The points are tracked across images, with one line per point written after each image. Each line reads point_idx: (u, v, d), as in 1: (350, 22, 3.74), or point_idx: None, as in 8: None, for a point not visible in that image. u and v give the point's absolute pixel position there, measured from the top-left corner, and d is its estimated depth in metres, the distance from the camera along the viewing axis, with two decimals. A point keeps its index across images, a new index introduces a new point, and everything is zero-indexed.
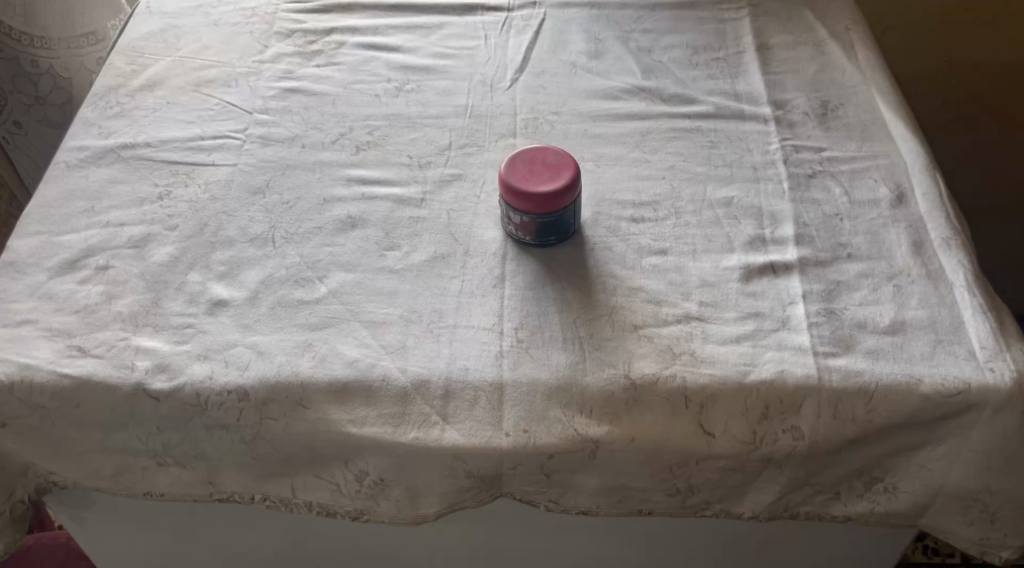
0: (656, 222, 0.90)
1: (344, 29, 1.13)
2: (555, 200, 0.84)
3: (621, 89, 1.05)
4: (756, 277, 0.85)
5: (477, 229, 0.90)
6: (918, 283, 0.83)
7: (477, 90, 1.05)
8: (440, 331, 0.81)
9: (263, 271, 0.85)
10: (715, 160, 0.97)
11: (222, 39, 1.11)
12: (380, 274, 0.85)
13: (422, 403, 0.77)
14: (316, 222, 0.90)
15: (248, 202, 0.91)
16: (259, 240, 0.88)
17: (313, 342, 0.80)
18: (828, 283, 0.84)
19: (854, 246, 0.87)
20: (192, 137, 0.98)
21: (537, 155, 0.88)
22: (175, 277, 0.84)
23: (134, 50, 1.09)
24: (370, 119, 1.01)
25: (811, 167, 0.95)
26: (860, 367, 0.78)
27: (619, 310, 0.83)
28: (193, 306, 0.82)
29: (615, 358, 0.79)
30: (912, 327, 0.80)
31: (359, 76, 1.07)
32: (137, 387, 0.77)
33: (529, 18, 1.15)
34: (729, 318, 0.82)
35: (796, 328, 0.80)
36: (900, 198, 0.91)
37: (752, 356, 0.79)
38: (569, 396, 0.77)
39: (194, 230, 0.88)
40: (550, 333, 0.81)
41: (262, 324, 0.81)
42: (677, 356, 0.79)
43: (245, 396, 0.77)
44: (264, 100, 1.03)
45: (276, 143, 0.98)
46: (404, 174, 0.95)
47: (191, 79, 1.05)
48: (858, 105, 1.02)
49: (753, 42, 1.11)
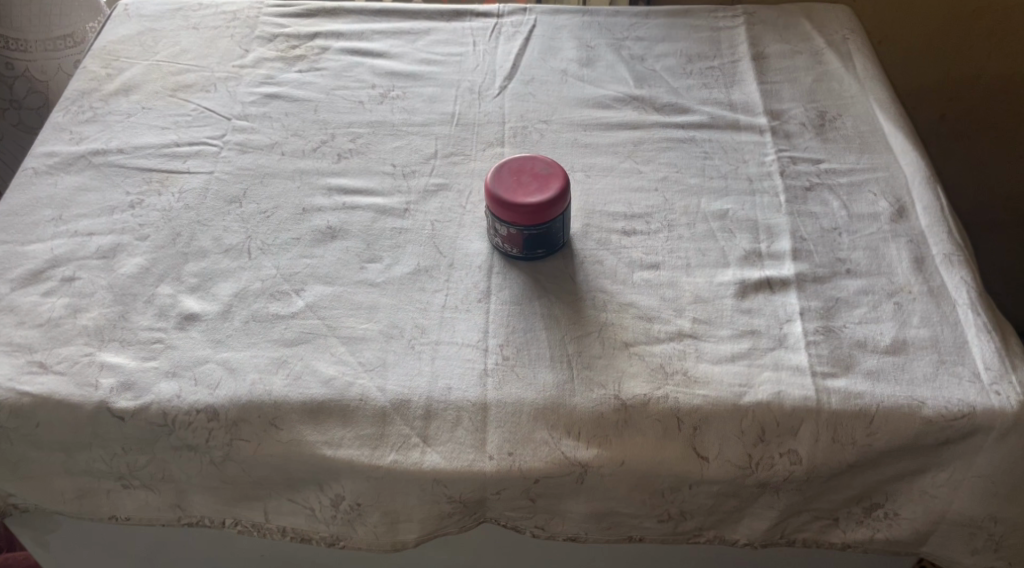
0: (648, 235, 0.87)
1: (328, 34, 1.10)
2: (544, 211, 0.81)
3: (613, 97, 1.02)
4: (751, 293, 0.81)
5: (463, 241, 0.86)
6: (919, 300, 0.80)
7: (464, 97, 1.02)
8: (422, 348, 0.77)
9: (237, 284, 0.81)
10: (709, 171, 0.93)
11: (202, 44, 1.08)
12: (360, 287, 0.82)
13: (402, 424, 0.73)
14: (294, 232, 0.86)
15: (224, 212, 0.88)
16: (234, 251, 0.84)
17: (288, 358, 0.76)
18: (826, 300, 0.81)
19: (853, 261, 0.84)
20: (167, 143, 0.94)
21: (525, 164, 0.84)
22: (144, 290, 0.81)
23: (110, 53, 1.05)
24: (354, 126, 0.98)
25: (809, 180, 0.92)
26: (860, 388, 0.74)
27: (608, 327, 0.79)
28: (163, 320, 0.78)
29: (605, 377, 0.75)
30: (914, 347, 0.77)
31: (343, 82, 1.03)
32: (100, 406, 0.73)
33: (519, 24, 1.12)
34: (724, 336, 0.78)
35: (793, 346, 0.77)
36: (901, 212, 0.88)
37: (747, 376, 0.75)
38: (556, 417, 0.73)
39: (166, 240, 0.85)
40: (536, 351, 0.77)
41: (234, 340, 0.77)
42: (670, 376, 0.75)
43: (215, 415, 0.73)
44: (243, 106, 0.99)
45: (254, 150, 0.94)
46: (387, 183, 0.92)
47: (168, 84, 1.02)
48: (856, 116, 0.99)
49: (749, 51, 1.08)
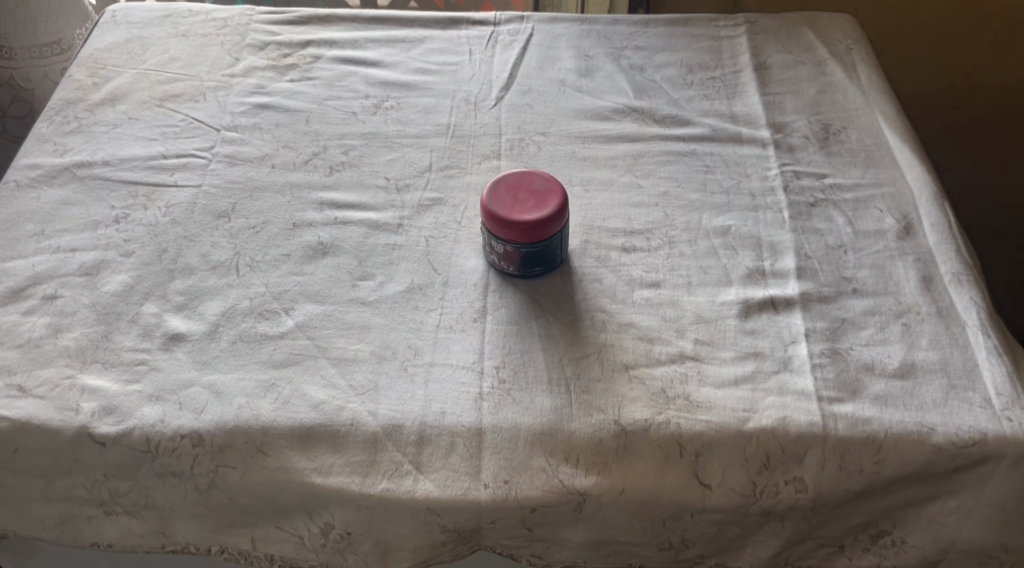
0: (648, 252, 0.85)
1: (320, 42, 1.07)
2: (542, 229, 0.78)
3: (613, 109, 1.00)
4: (755, 314, 0.79)
5: (458, 257, 0.84)
6: (928, 321, 0.78)
7: (460, 108, 0.99)
8: (415, 370, 0.75)
9: (225, 302, 0.79)
10: (711, 186, 0.91)
11: (191, 52, 1.05)
12: (351, 306, 0.79)
13: (394, 450, 0.70)
14: (284, 248, 0.84)
15: (212, 227, 0.85)
16: (222, 268, 0.82)
17: (277, 381, 0.74)
18: (832, 320, 0.79)
19: (860, 280, 0.82)
20: (153, 155, 0.92)
21: (522, 179, 0.81)
22: (128, 308, 0.78)
23: (97, 61, 1.03)
24: (346, 138, 0.95)
25: (813, 196, 0.90)
26: (867, 414, 0.72)
27: (608, 348, 0.77)
28: (147, 341, 0.76)
29: (604, 402, 0.73)
30: (923, 370, 0.75)
31: (335, 92, 1.01)
32: (81, 431, 0.71)
33: (516, 32, 1.10)
34: (727, 358, 0.76)
35: (798, 370, 0.75)
36: (907, 229, 0.86)
37: (751, 400, 0.73)
38: (554, 443, 0.71)
39: (152, 257, 0.82)
40: (533, 373, 0.75)
41: (221, 362, 0.75)
42: (671, 400, 0.73)
43: (200, 441, 0.71)
44: (233, 116, 0.97)
45: (243, 163, 0.92)
46: (381, 197, 0.89)
47: (156, 94, 0.99)
48: (861, 129, 0.96)
49: (751, 61, 1.06)
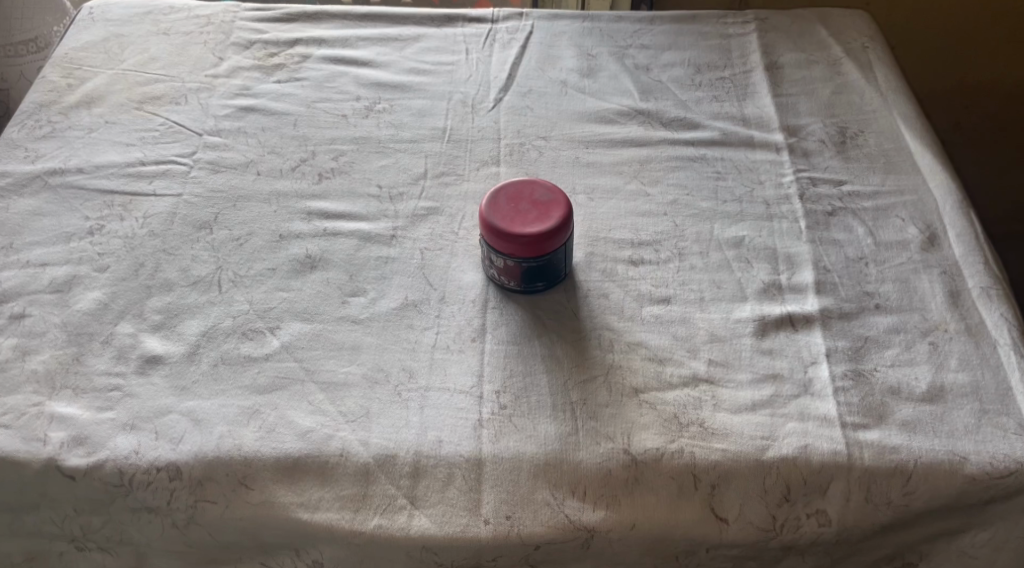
0: (657, 265, 0.80)
1: (309, 41, 1.02)
2: (544, 243, 0.73)
3: (617, 111, 0.94)
4: (772, 332, 0.74)
5: (455, 271, 0.79)
6: (956, 340, 0.73)
7: (457, 110, 0.94)
8: (410, 395, 0.70)
9: (205, 321, 0.74)
10: (723, 194, 0.86)
11: (172, 51, 1.00)
12: (341, 324, 0.74)
13: (387, 483, 0.66)
14: (270, 262, 0.79)
15: (192, 239, 0.80)
16: (203, 283, 0.76)
17: (260, 408, 0.68)
18: (854, 339, 0.74)
19: (882, 295, 0.77)
20: (131, 162, 0.86)
21: (523, 189, 0.75)
22: (102, 328, 0.73)
23: (72, 62, 0.97)
24: (337, 142, 0.90)
25: (831, 204, 0.85)
26: (895, 442, 0.67)
27: (616, 370, 0.72)
28: (121, 364, 0.70)
29: (613, 429, 0.68)
30: (952, 394, 0.70)
31: (325, 94, 0.96)
32: (49, 463, 0.65)
33: (514, 30, 1.05)
34: (743, 381, 0.71)
35: (820, 394, 0.70)
36: (932, 240, 0.81)
37: (770, 427, 0.68)
38: (559, 474, 0.66)
39: (128, 272, 0.77)
40: (536, 398, 0.70)
41: (201, 387, 0.69)
42: (684, 427, 0.68)
43: (177, 474, 0.66)
44: (216, 120, 0.92)
45: (227, 170, 0.86)
46: (373, 206, 0.84)
47: (135, 96, 0.94)
48: (879, 132, 0.92)
49: (762, 59, 1.01)
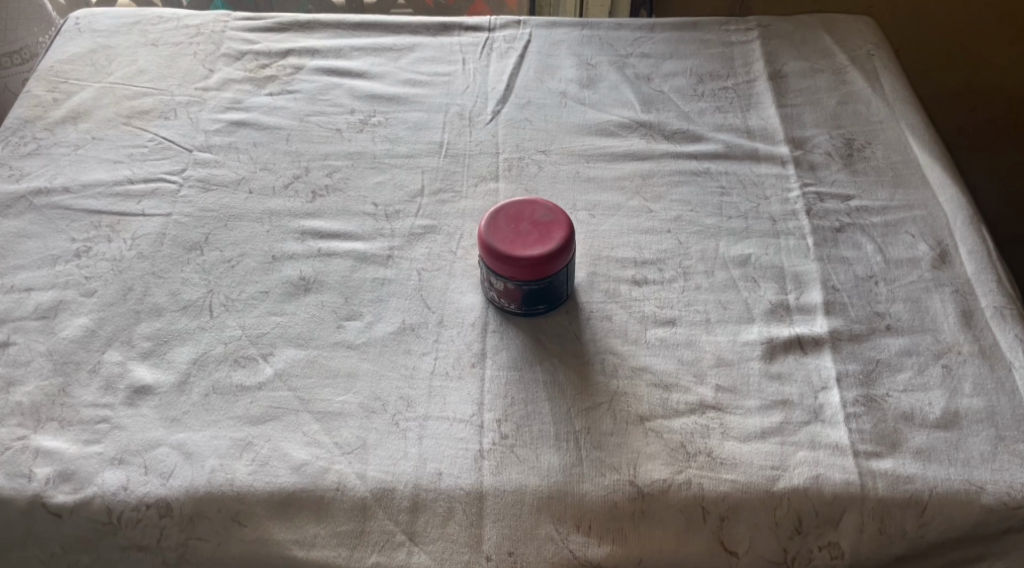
0: (661, 285, 0.78)
1: (302, 51, 1.00)
2: (546, 265, 0.71)
3: (618, 123, 0.92)
4: (781, 355, 0.72)
5: (453, 293, 0.76)
6: (970, 362, 0.71)
7: (454, 123, 0.92)
8: (408, 425, 0.67)
9: (196, 348, 0.71)
10: (728, 210, 0.84)
11: (161, 63, 0.97)
12: (336, 350, 0.72)
13: (385, 518, 0.64)
14: (262, 284, 0.76)
15: (182, 261, 0.77)
16: (194, 308, 0.74)
17: (253, 440, 0.66)
18: (865, 362, 0.72)
19: (893, 315, 0.75)
20: (119, 180, 0.84)
21: (522, 209, 0.73)
22: (89, 357, 0.70)
23: (57, 75, 0.95)
24: (331, 158, 0.88)
25: (839, 220, 0.82)
26: (909, 471, 0.65)
27: (620, 397, 0.70)
28: (109, 395, 0.68)
29: (618, 459, 0.66)
30: (967, 420, 0.68)
31: (318, 107, 0.93)
32: (34, 501, 0.63)
33: (512, 39, 1.02)
34: (752, 408, 0.69)
35: (831, 421, 0.68)
36: (943, 257, 0.79)
37: (780, 456, 0.66)
38: (563, 508, 0.64)
39: (116, 296, 0.74)
40: (538, 427, 0.67)
41: (191, 418, 0.67)
42: (692, 457, 0.66)
43: (168, 510, 0.63)
44: (207, 135, 0.89)
45: (217, 188, 0.84)
46: (368, 225, 0.81)
47: (123, 110, 0.91)
48: (887, 144, 0.89)
49: (766, 68, 0.99)
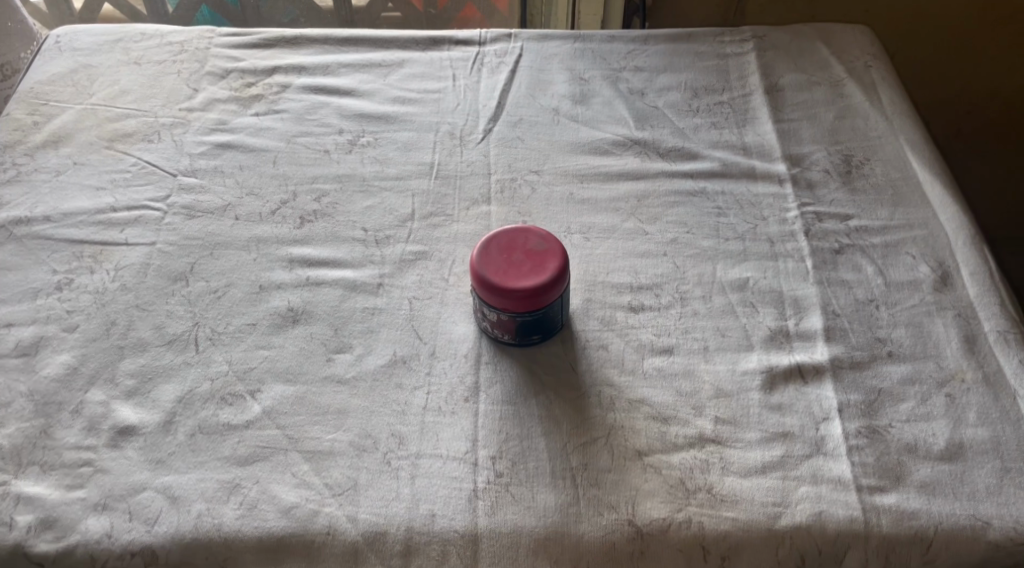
0: (658, 311, 0.76)
1: (288, 69, 0.97)
2: (540, 296, 0.69)
3: (612, 141, 0.90)
4: (781, 385, 0.71)
5: (445, 323, 0.74)
6: (974, 391, 0.70)
7: (444, 143, 0.90)
8: (400, 464, 0.66)
9: (182, 385, 0.70)
10: (725, 231, 0.82)
11: (144, 82, 0.95)
12: (326, 385, 0.70)
13: (377, 563, 0.62)
14: (250, 316, 0.74)
15: (167, 292, 0.75)
16: (179, 342, 0.72)
17: (241, 482, 0.64)
18: (868, 391, 0.70)
19: (895, 341, 0.73)
20: (101, 208, 0.82)
21: (516, 237, 0.71)
22: (70, 396, 0.69)
23: (38, 97, 0.92)
24: (318, 181, 0.86)
25: (839, 241, 0.81)
26: (913, 506, 0.64)
27: (618, 431, 0.68)
28: (92, 437, 0.66)
29: (615, 498, 0.64)
30: (971, 451, 0.66)
31: (305, 127, 0.91)
32: (15, 550, 0.61)
33: (503, 53, 1.00)
34: (752, 441, 0.67)
35: (833, 454, 0.67)
36: (944, 279, 0.77)
37: (781, 492, 0.65)
38: (560, 550, 0.62)
39: (99, 331, 0.73)
40: (533, 464, 0.66)
41: (178, 460, 0.65)
42: (692, 494, 0.65)
43: (153, 558, 0.62)
44: (191, 158, 0.87)
45: (202, 214, 0.82)
46: (358, 252, 0.80)
47: (105, 133, 0.89)
48: (886, 160, 0.88)
49: (762, 81, 0.97)
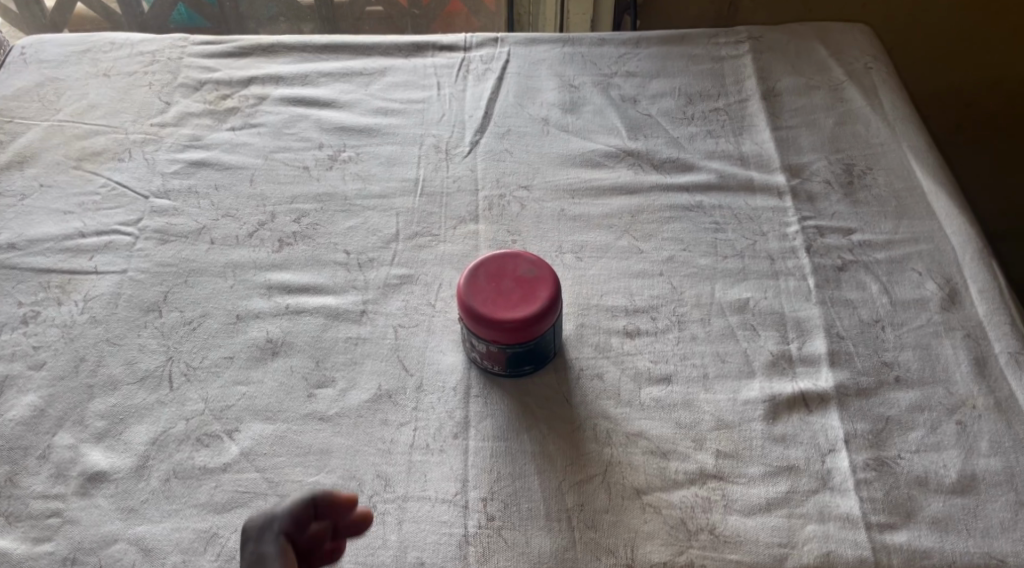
0: (655, 336, 0.72)
1: (265, 79, 0.93)
2: (531, 327, 0.65)
3: (605, 153, 0.87)
4: (784, 415, 0.67)
5: (432, 353, 0.71)
6: (986, 418, 0.67)
7: (429, 157, 0.86)
8: (386, 509, 0.63)
9: (155, 427, 0.66)
10: (723, 248, 0.79)
11: (114, 96, 0.91)
12: (307, 424, 0.66)
13: None
14: (226, 348, 0.71)
15: (139, 324, 0.72)
16: (152, 379, 0.69)
17: (219, 531, 0.61)
18: (875, 420, 0.67)
19: (902, 365, 0.70)
20: (69, 233, 0.78)
21: (506, 264, 0.68)
22: (38, 441, 0.65)
23: (2, 114, 0.88)
24: (298, 201, 0.82)
25: (842, 257, 0.78)
26: (925, 545, 0.61)
27: (615, 467, 0.65)
28: (61, 485, 0.63)
29: (613, 541, 0.61)
30: (984, 484, 0.64)
31: (284, 142, 0.87)
32: None
33: (489, 59, 0.96)
34: (755, 476, 0.64)
35: (840, 489, 0.64)
36: (952, 297, 0.74)
37: (787, 532, 0.62)
38: None
39: (67, 369, 0.69)
40: (527, 506, 0.63)
41: (151, 508, 0.62)
42: (693, 535, 0.62)
43: None
44: (164, 178, 0.83)
45: (176, 239, 0.78)
46: (340, 276, 0.76)
47: (72, 152, 0.85)
48: (889, 169, 0.84)
49: (758, 86, 0.93)
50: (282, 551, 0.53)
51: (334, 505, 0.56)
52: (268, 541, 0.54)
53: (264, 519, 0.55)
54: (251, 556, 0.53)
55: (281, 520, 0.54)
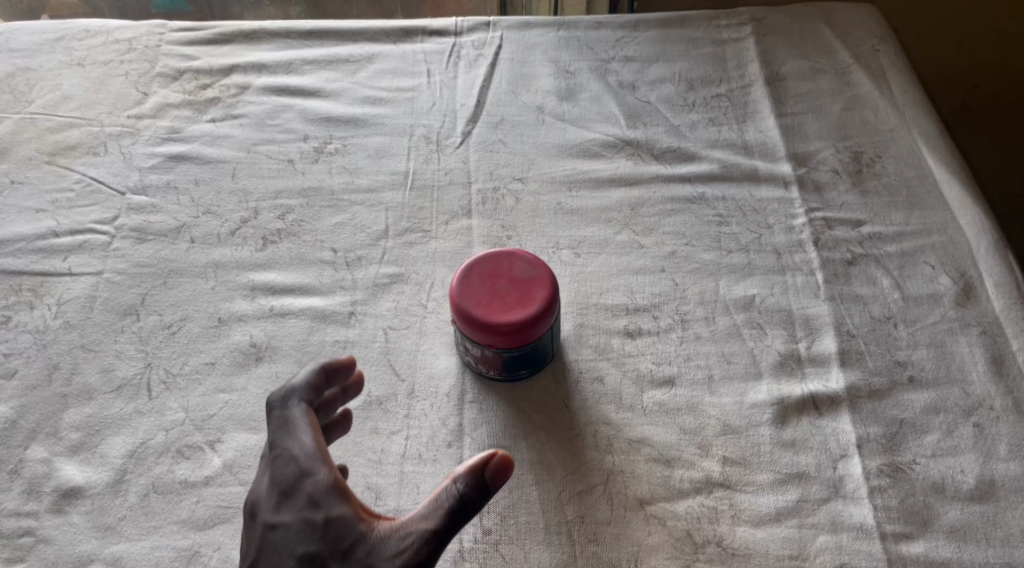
0: (657, 336, 0.69)
1: (247, 68, 0.89)
2: (527, 330, 0.62)
3: (602, 142, 0.83)
4: (794, 420, 0.64)
5: (424, 357, 0.68)
6: (1004, 420, 0.64)
7: (419, 149, 0.82)
8: None
9: (132, 439, 0.63)
10: (727, 242, 0.75)
11: (89, 86, 0.87)
12: None
13: None
14: (208, 354, 0.67)
15: (116, 329, 0.68)
16: (130, 388, 0.65)
17: (201, 549, 0.58)
18: (889, 424, 0.64)
19: (916, 365, 0.67)
20: (42, 233, 0.74)
21: (499, 264, 0.64)
22: (9, 455, 0.62)
23: None
24: (282, 196, 0.78)
25: (851, 251, 0.74)
26: (942, 556, 0.58)
27: (617, 476, 0.62)
28: (34, 501, 0.60)
29: (616, 555, 0.59)
30: (1004, 490, 0.61)
31: (267, 134, 0.83)
32: None
33: (481, 44, 0.92)
34: (764, 484, 0.61)
35: (852, 497, 0.61)
36: (967, 292, 0.71)
37: (797, 543, 0.59)
38: None
39: (40, 378, 0.66)
40: (525, 519, 0.60)
41: (129, 526, 0.59)
42: (700, 548, 0.59)
43: None
44: (141, 173, 0.79)
45: (154, 238, 0.74)
46: (327, 276, 0.72)
47: (45, 146, 0.81)
48: (899, 157, 0.81)
49: (762, 71, 0.89)
50: (308, 414, 0.56)
51: (344, 372, 0.58)
52: (293, 407, 0.56)
53: (286, 389, 0.56)
54: (279, 420, 0.55)
55: (302, 389, 0.56)
